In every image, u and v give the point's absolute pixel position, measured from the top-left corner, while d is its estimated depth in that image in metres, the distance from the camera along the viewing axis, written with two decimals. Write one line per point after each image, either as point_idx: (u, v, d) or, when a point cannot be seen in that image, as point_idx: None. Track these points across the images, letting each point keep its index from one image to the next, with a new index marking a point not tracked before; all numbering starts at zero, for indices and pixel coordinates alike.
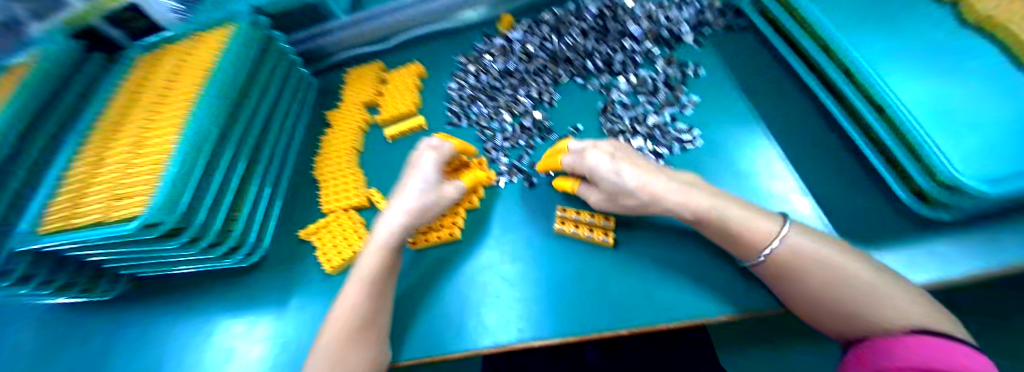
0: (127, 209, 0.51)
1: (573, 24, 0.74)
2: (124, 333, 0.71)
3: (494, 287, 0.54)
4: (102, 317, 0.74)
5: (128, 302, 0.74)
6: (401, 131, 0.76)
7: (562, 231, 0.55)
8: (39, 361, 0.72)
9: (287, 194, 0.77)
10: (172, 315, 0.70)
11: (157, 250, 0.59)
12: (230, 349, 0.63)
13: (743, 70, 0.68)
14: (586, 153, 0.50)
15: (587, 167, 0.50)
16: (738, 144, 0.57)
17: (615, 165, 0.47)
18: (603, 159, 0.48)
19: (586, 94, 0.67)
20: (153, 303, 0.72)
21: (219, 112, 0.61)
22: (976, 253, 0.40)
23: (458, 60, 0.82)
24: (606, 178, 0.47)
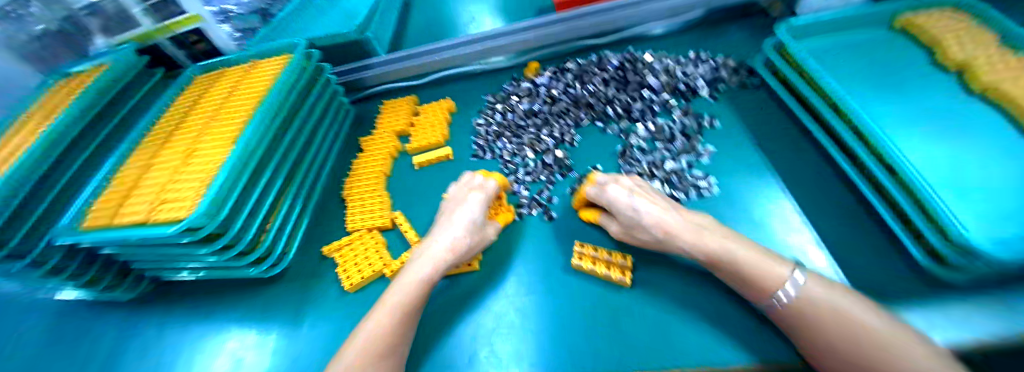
0: (175, 211, 0.56)
1: (595, 74, 0.80)
2: (136, 334, 0.73)
3: (509, 318, 0.55)
4: (119, 315, 0.76)
5: (146, 303, 0.76)
6: (429, 159, 0.81)
7: (579, 267, 0.57)
8: (48, 354, 0.74)
9: (315, 211, 0.81)
10: (188, 320, 0.71)
11: (186, 254, 0.62)
12: (238, 359, 0.64)
13: (760, 119, 0.70)
14: (606, 186, 0.55)
15: (607, 200, 0.54)
16: (755, 195, 0.59)
17: (633, 200, 0.52)
18: (621, 192, 0.53)
19: (606, 138, 0.72)
20: (171, 307, 0.74)
21: (267, 129, 0.68)
22: (1000, 317, 0.40)
23: (486, 98, 0.89)
24: (624, 212, 0.52)
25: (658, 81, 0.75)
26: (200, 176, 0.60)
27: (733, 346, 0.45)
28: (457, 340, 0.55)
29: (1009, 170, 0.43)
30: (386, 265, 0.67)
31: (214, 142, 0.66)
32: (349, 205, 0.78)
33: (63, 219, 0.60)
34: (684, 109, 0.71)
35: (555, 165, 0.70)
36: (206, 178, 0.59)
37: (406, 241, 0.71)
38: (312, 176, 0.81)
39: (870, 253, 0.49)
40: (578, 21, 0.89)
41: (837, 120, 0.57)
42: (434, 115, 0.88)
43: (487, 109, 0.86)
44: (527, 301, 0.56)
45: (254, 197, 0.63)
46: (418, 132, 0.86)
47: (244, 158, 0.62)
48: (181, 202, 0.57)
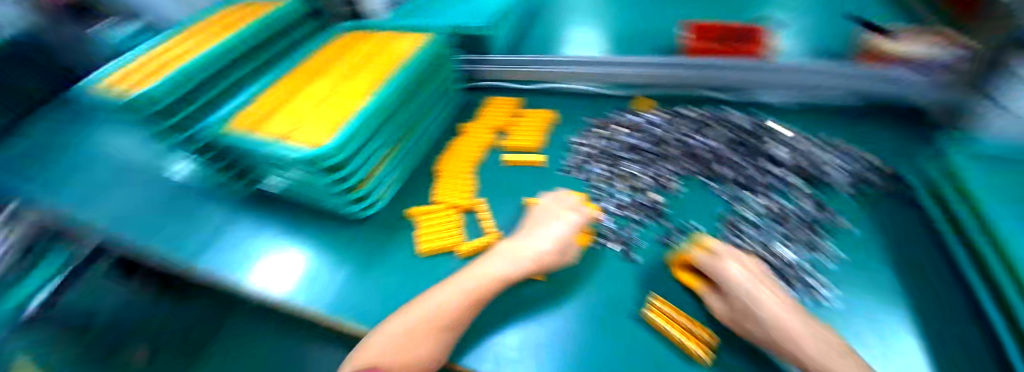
0: (316, 137, 0.64)
1: (717, 130, 0.81)
2: (240, 227, 0.88)
3: (559, 341, 0.57)
4: (237, 209, 0.92)
5: (260, 206, 0.91)
6: (520, 161, 0.85)
7: (651, 321, 0.55)
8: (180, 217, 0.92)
9: (409, 175, 0.89)
10: (292, 233, 0.84)
11: (305, 176, 0.72)
12: (287, 265, 0.78)
13: (899, 238, 0.62)
14: (722, 260, 0.51)
15: (718, 275, 0.50)
16: (887, 325, 0.50)
17: (751, 286, 0.47)
18: (737, 271, 0.49)
19: (711, 197, 0.72)
20: (280, 217, 0.88)
21: (399, 95, 0.76)
22: None
23: (588, 122, 0.91)
24: (736, 293, 0.47)
25: (785, 156, 0.74)
26: (336, 113, 0.69)
27: None
28: (510, 339, 0.59)
29: None
30: (457, 244, 0.72)
31: (353, 86, 0.76)
32: (439, 179, 0.85)
33: (219, 114, 0.74)
34: (815, 199, 0.67)
35: (649, 207, 0.71)
36: (346, 117, 0.68)
37: (479, 228, 0.75)
38: (420, 145, 0.90)
39: None
40: (705, 72, 0.88)
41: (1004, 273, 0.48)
42: (535, 123, 0.92)
43: (593, 130, 0.88)
44: (586, 329, 0.58)
45: (371, 148, 0.72)
46: (515, 134, 0.91)
47: (376, 113, 0.70)
48: (322, 130, 0.66)
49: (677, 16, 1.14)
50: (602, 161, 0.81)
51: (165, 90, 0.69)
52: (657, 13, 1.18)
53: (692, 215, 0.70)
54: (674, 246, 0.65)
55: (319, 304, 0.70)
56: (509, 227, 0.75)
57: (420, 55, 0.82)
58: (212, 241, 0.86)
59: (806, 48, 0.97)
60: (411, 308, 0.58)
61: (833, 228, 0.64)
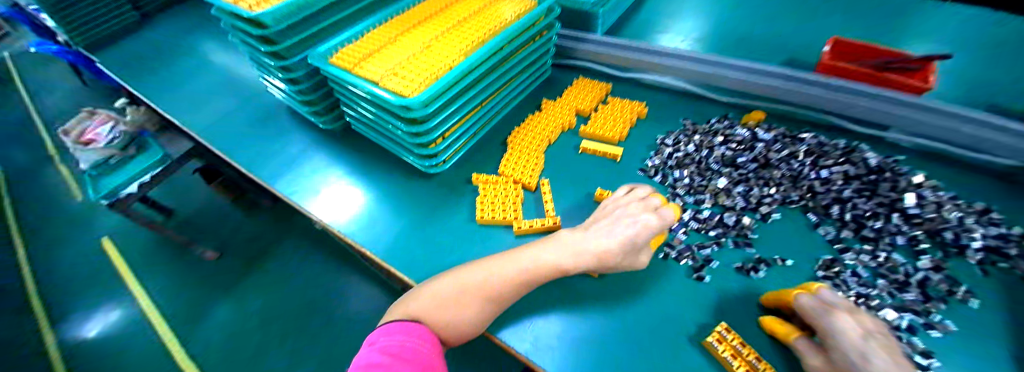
0: (408, 85, 0.65)
1: (833, 161, 0.70)
2: (321, 158, 0.95)
3: (604, 345, 0.55)
4: (324, 139, 1.01)
5: (344, 140, 0.99)
6: (597, 149, 0.82)
7: (714, 349, 0.51)
8: (278, 138, 1.04)
9: (482, 139, 0.90)
10: (368, 173, 0.89)
11: (389, 122, 0.75)
12: (349, 204, 0.82)
13: None
14: (835, 310, 0.45)
15: (826, 323, 0.44)
16: None
17: (866, 346, 0.41)
18: (852, 327, 0.42)
19: (815, 237, 0.65)
20: (359, 154, 0.95)
21: (489, 59, 0.76)
22: None
23: (685, 124, 0.87)
24: (844, 349, 0.41)
25: (918, 207, 0.61)
26: (429, 66, 0.69)
27: None
28: (551, 326, 0.58)
29: None
30: (516, 220, 0.71)
31: (449, 42, 0.76)
32: (509, 149, 0.85)
33: (319, 48, 0.79)
34: (935, 261, 0.57)
35: (733, 227, 0.67)
36: (439, 72, 0.68)
37: (540, 208, 0.74)
38: (497, 112, 0.90)
39: None
40: (835, 97, 0.77)
41: None
42: (625, 112, 0.90)
43: (683, 136, 0.84)
44: (638, 337, 0.55)
45: (454, 106, 0.72)
46: (598, 118, 0.89)
47: (464, 72, 0.70)
48: (414, 79, 0.66)
49: (809, 24, 0.99)
50: (684, 167, 0.78)
51: (279, 15, 0.75)
52: (785, 16, 1.03)
53: (785, 250, 0.63)
54: (752, 277, 0.60)
55: (369, 247, 0.73)
56: (574, 215, 0.72)
57: (519, 22, 0.79)
58: (292, 166, 0.94)
59: (973, 86, 0.81)
60: (467, 270, 0.58)
61: (951, 301, 0.54)
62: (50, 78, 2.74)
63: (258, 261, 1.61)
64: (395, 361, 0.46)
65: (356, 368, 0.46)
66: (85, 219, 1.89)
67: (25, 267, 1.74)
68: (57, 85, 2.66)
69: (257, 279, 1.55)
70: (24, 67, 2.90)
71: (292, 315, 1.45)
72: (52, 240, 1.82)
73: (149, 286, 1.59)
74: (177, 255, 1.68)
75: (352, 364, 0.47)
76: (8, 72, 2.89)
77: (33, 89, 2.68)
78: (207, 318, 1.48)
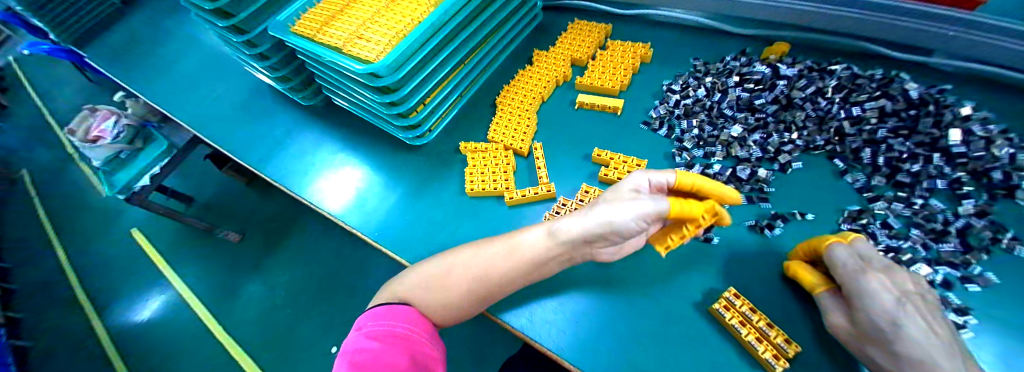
0: (373, 51, 0.58)
1: (868, 95, 0.61)
2: (306, 136, 0.91)
3: (613, 317, 0.52)
4: (308, 116, 0.95)
5: (328, 116, 0.93)
6: (595, 104, 0.75)
7: (721, 316, 0.48)
8: (261, 119, 0.99)
9: (471, 103, 0.84)
10: (355, 149, 0.85)
11: (363, 94, 0.69)
12: (340, 184, 0.79)
13: None
14: (867, 269, 0.40)
15: (851, 279, 0.40)
16: None
17: (898, 310, 0.36)
18: (884, 288, 0.38)
19: (839, 185, 0.58)
20: (344, 129, 0.89)
21: (462, 10, 0.66)
22: None
23: (696, 66, 0.78)
24: (871, 312, 0.37)
25: (962, 146, 0.52)
26: (396, 24, 0.61)
27: None
28: (549, 300, 0.56)
29: None
30: (508, 189, 0.66)
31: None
32: (498, 112, 0.78)
33: (278, 17, 0.72)
34: (979, 206, 0.50)
35: (747, 181, 0.60)
36: (408, 30, 0.60)
37: (534, 174, 0.69)
38: (483, 72, 0.82)
39: None
40: (875, 18, 0.65)
41: None
42: (629, 57, 0.80)
43: (693, 80, 0.75)
44: (641, 308, 0.52)
45: (429, 70, 0.65)
46: (597, 67, 0.80)
47: (433, 29, 0.62)
48: (378, 42, 0.59)
49: None
50: (691, 117, 0.70)
51: None
52: None
53: (806, 201, 0.58)
54: (767, 235, 0.55)
55: (360, 228, 0.71)
56: (572, 179, 0.67)
57: None
58: (280, 148, 0.90)
59: None
60: (455, 253, 0.55)
61: (994, 250, 0.48)
62: (56, 74, 2.74)
63: (270, 242, 1.64)
64: (386, 347, 0.44)
65: (344, 355, 0.45)
66: (109, 212, 1.96)
67: (65, 260, 1.85)
68: (62, 82, 2.66)
69: (274, 260, 1.59)
70: (28, 67, 2.91)
71: (310, 293, 1.50)
72: (82, 234, 1.91)
73: (177, 271, 1.66)
74: (198, 241, 1.74)
75: (342, 350, 0.46)
76: (14, 72, 2.90)
77: (40, 87, 2.69)
78: (234, 300, 1.54)
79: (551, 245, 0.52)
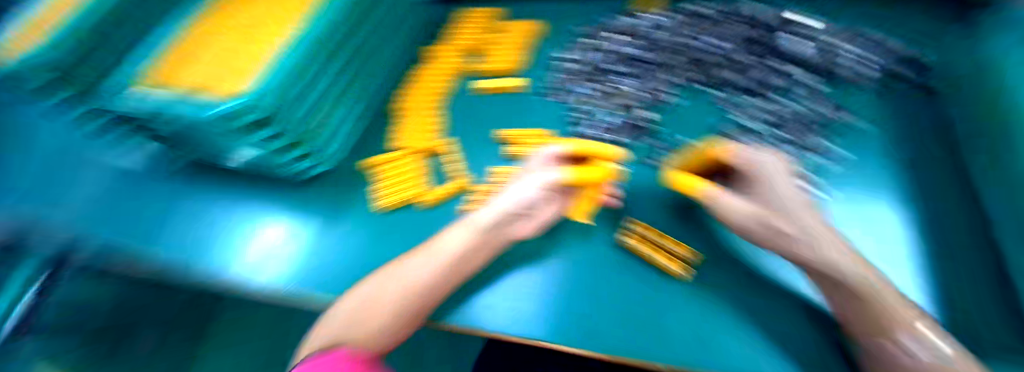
0: (237, 89, 0.52)
1: (717, 28, 0.73)
2: (181, 210, 0.74)
3: (545, 281, 0.57)
4: (168, 188, 0.77)
5: (197, 179, 0.76)
6: (494, 87, 0.76)
7: (633, 249, 0.57)
8: (98, 213, 0.75)
9: (370, 118, 0.78)
10: (242, 206, 0.72)
11: (232, 144, 0.60)
12: (261, 249, 0.68)
13: (909, 131, 0.64)
14: (766, 159, 0.48)
15: (756, 170, 0.48)
16: (885, 223, 0.56)
17: (790, 187, 0.45)
18: (778, 173, 0.47)
19: (711, 109, 0.68)
20: (222, 185, 0.75)
21: (338, 29, 0.62)
22: None
23: (580, 29, 0.81)
24: (774, 191, 0.45)
25: (792, 55, 0.68)
26: (263, 56, 0.56)
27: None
28: (483, 290, 0.58)
29: None
30: (420, 194, 0.66)
31: (283, 16, 0.63)
32: (400, 119, 0.77)
33: (120, 77, 0.60)
34: (819, 97, 0.65)
35: (637, 126, 0.67)
36: (278, 59, 0.55)
37: (445, 173, 0.69)
38: (376, 85, 0.77)
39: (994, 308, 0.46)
40: None
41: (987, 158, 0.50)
42: (517, 37, 0.82)
43: (585, 41, 0.79)
44: (575, 269, 0.58)
45: (311, 102, 0.59)
46: (491, 52, 0.82)
47: (305, 58, 0.57)
48: (244, 79, 0.53)
49: None
50: (584, 80, 0.74)
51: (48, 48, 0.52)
52: None
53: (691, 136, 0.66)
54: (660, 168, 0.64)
55: (305, 286, 0.63)
56: (482, 163, 0.69)
57: None
58: (159, 240, 0.72)
59: None
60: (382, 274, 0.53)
61: (845, 130, 0.65)
62: None
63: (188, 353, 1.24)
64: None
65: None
66: None
67: None
68: None
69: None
70: None
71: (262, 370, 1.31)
72: None
73: None
74: None
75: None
76: None
77: None
78: None
79: (468, 240, 0.51)
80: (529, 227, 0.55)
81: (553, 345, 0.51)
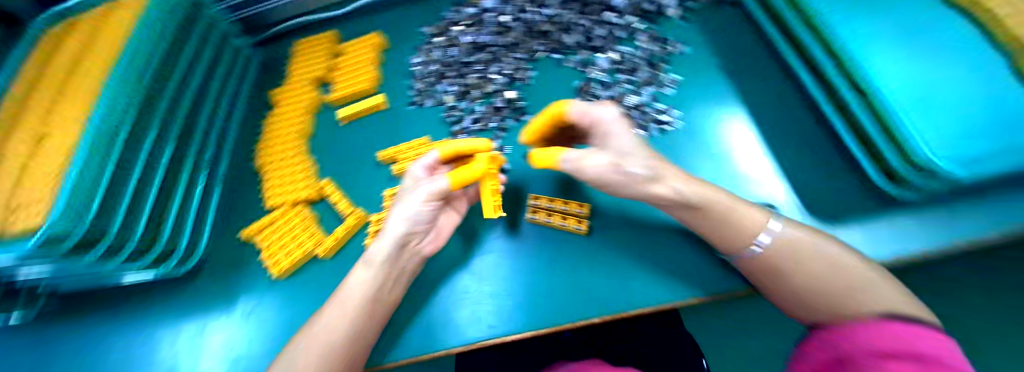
0: (23, 219, 0.54)
1: (546, 2, 1.02)
2: (88, 336, 0.83)
3: (468, 285, 0.74)
4: (65, 323, 0.84)
5: (120, 296, 0.85)
6: (364, 109, 0.96)
7: (535, 220, 0.77)
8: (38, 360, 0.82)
9: (242, 179, 0.98)
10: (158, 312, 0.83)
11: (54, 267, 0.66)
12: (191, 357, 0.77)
13: (728, 54, 0.91)
14: (603, 112, 0.62)
15: (609, 127, 0.62)
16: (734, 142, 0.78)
17: (625, 132, 0.60)
18: (614, 121, 0.61)
19: (569, 70, 0.93)
20: (146, 295, 0.85)
21: (117, 117, 0.66)
22: (932, 231, 0.60)
23: (425, 32, 1.08)
24: (616, 138, 0.60)
25: (617, 15, 0.98)
26: (49, 168, 0.59)
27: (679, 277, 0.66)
28: (428, 313, 0.73)
29: (961, 82, 0.55)
30: (317, 247, 0.81)
31: (64, 121, 0.65)
32: (268, 181, 0.92)
33: None
34: (648, 37, 0.94)
35: (508, 106, 0.89)
36: (59, 166, 0.59)
37: (338, 215, 0.85)
38: (235, 156, 1.00)
39: (837, 183, 0.72)
40: None
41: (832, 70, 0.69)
42: (364, 54, 1.05)
43: (426, 46, 1.05)
44: (497, 269, 0.75)
45: (127, 199, 0.67)
46: (342, 80, 1.01)
47: (94, 160, 0.61)
48: (30, 203, 0.56)
49: None
50: (442, 79, 0.97)
51: None
52: None
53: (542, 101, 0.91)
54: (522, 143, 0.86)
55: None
56: (379, 185, 0.88)
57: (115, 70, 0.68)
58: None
59: None
60: (305, 332, 0.61)
61: (672, 56, 0.92)
62: None
63: None
64: None
65: None
66: None
67: None
68: None
69: None
70: None
71: None
72: None
73: None
74: None
75: None
76: None
77: None
78: None
79: (374, 270, 0.63)
80: (432, 243, 0.71)
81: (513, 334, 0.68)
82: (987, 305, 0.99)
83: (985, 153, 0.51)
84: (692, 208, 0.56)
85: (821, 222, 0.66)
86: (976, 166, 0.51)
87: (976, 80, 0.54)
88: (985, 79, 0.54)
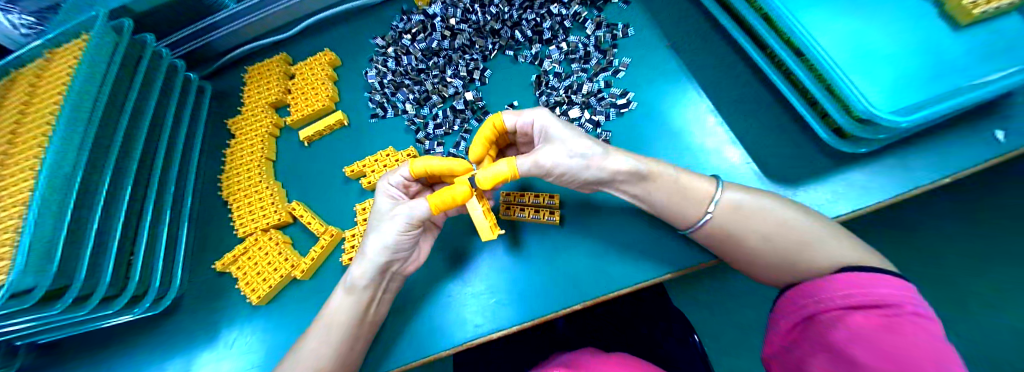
0: None
1: (494, 5, 1.06)
2: None
3: (458, 290, 0.74)
4: None
5: (104, 341, 0.85)
6: (327, 127, 0.98)
7: (511, 217, 0.78)
8: None
9: (212, 210, 0.98)
10: (143, 354, 0.83)
11: (38, 320, 0.66)
12: None
13: (673, 26, 0.91)
14: (533, 113, 0.65)
15: (542, 123, 0.64)
16: (691, 119, 0.80)
17: (560, 123, 0.63)
18: (545, 116, 0.64)
19: (521, 66, 0.97)
20: (131, 337, 0.84)
21: (71, 158, 0.65)
22: (881, 186, 0.64)
23: (377, 45, 1.10)
24: (553, 132, 0.63)
25: (562, 7, 1.01)
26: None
27: (656, 256, 0.69)
28: (417, 323, 0.73)
29: (885, 47, 0.62)
30: (295, 268, 0.81)
31: (11, 176, 0.63)
32: (239, 210, 0.91)
33: None
34: (595, 23, 0.96)
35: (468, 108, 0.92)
36: (13, 225, 0.58)
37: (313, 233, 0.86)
38: (207, 188, 1.01)
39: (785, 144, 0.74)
40: None
41: (776, 40, 0.71)
42: (318, 70, 1.04)
43: (378, 57, 1.07)
44: (483, 270, 0.75)
45: (90, 244, 0.67)
46: (299, 100, 1.01)
47: (54, 208, 0.61)
48: None
49: None
50: (400, 88, 1.01)
51: None
52: None
53: (503, 98, 0.94)
54: None
55: None
56: (351, 199, 0.90)
57: (61, 111, 0.66)
58: None
59: None
60: (291, 360, 0.61)
61: (620, 39, 0.94)
62: None
63: None
64: None
65: None
66: None
67: None
68: None
69: None
70: None
71: None
72: None
73: None
74: None
75: None
76: None
77: None
78: None
79: (352, 290, 0.63)
80: (413, 261, 0.71)
81: (499, 333, 0.69)
82: (965, 239, 1.02)
83: (915, 106, 0.57)
84: (645, 179, 0.61)
85: (779, 184, 0.70)
86: (918, 114, 0.55)
87: (897, 46, 0.62)
88: (901, 44, 0.62)
